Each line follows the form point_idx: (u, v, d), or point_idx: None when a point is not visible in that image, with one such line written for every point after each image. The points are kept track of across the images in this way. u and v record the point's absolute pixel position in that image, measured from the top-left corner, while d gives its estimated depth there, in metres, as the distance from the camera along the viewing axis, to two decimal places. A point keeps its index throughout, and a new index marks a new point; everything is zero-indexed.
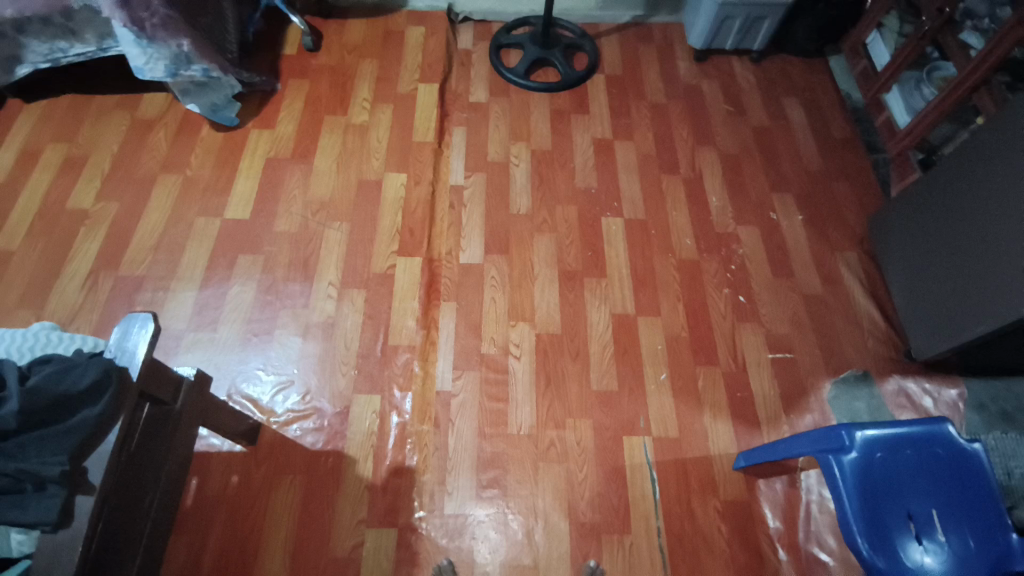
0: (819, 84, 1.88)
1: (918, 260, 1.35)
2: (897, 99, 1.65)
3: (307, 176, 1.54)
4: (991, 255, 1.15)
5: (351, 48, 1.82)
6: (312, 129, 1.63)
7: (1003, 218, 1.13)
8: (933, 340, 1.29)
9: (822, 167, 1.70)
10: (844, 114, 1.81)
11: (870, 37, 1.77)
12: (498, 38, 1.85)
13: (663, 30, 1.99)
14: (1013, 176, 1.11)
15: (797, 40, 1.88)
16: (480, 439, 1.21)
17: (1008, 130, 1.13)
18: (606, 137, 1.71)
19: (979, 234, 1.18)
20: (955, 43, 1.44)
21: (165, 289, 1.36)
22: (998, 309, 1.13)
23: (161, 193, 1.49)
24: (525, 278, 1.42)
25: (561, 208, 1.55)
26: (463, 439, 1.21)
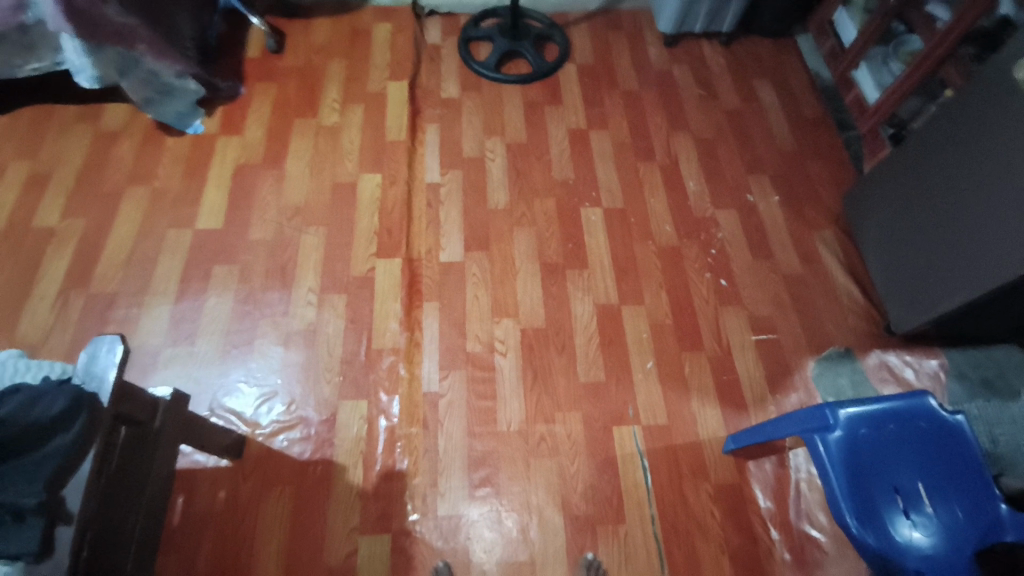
0: (788, 64, 1.89)
1: (893, 234, 1.37)
2: (865, 76, 1.67)
3: (279, 182, 1.50)
4: (966, 227, 1.17)
5: (317, 48, 1.78)
6: (282, 132, 1.59)
7: (974, 189, 1.15)
8: (911, 312, 1.31)
9: (796, 146, 1.71)
10: (814, 94, 1.82)
11: (836, 15, 1.78)
12: (466, 31, 1.83)
13: (632, 16, 1.98)
14: (983, 146, 1.13)
15: (765, 21, 1.89)
16: (470, 439, 1.21)
17: (975, 102, 1.14)
18: (581, 127, 1.71)
19: (953, 207, 1.20)
20: (922, 16, 1.45)
21: (138, 305, 1.32)
22: (977, 279, 1.15)
23: (129, 206, 1.45)
24: (507, 273, 1.41)
25: (540, 201, 1.54)
26: (454, 440, 1.20)
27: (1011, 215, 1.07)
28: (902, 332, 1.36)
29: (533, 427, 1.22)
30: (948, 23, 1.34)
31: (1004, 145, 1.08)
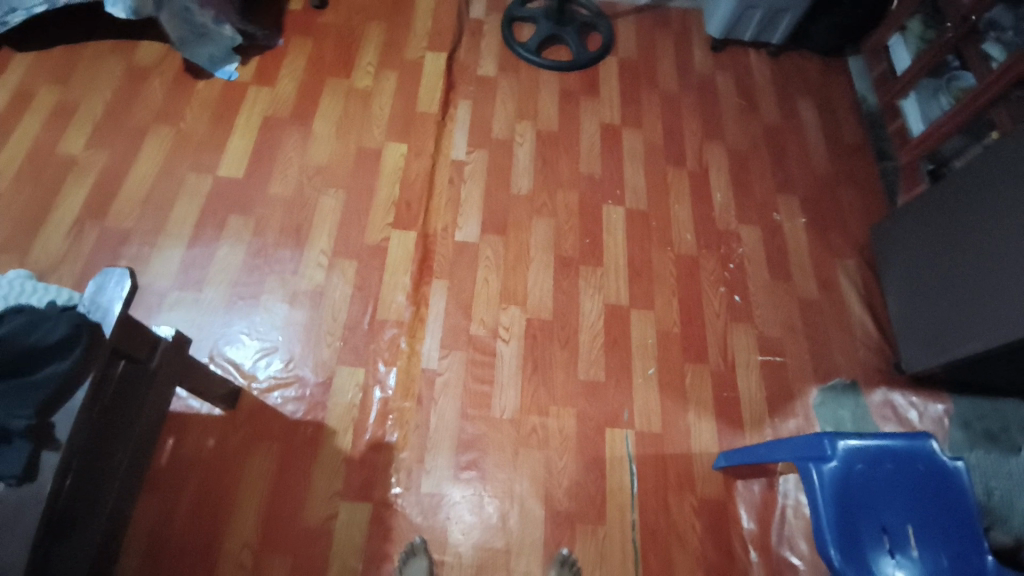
0: (835, 85, 1.84)
1: (917, 272, 1.34)
2: (913, 107, 1.61)
3: (305, 140, 1.49)
4: (991, 271, 1.14)
5: (358, 9, 1.76)
6: (313, 90, 1.58)
7: (1007, 237, 1.11)
8: (924, 354, 1.29)
9: (830, 170, 1.67)
10: (857, 119, 1.77)
11: (892, 41, 1.72)
12: (511, 11, 1.79)
13: (681, 16, 1.94)
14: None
15: (817, 38, 1.83)
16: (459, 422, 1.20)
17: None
18: (614, 123, 1.68)
19: (981, 250, 1.17)
20: (977, 53, 1.41)
21: (151, 244, 1.32)
22: (994, 327, 1.12)
23: (153, 145, 1.44)
24: (520, 261, 1.40)
25: (562, 193, 1.52)
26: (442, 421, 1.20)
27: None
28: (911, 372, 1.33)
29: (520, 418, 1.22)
30: (1001, 67, 1.29)
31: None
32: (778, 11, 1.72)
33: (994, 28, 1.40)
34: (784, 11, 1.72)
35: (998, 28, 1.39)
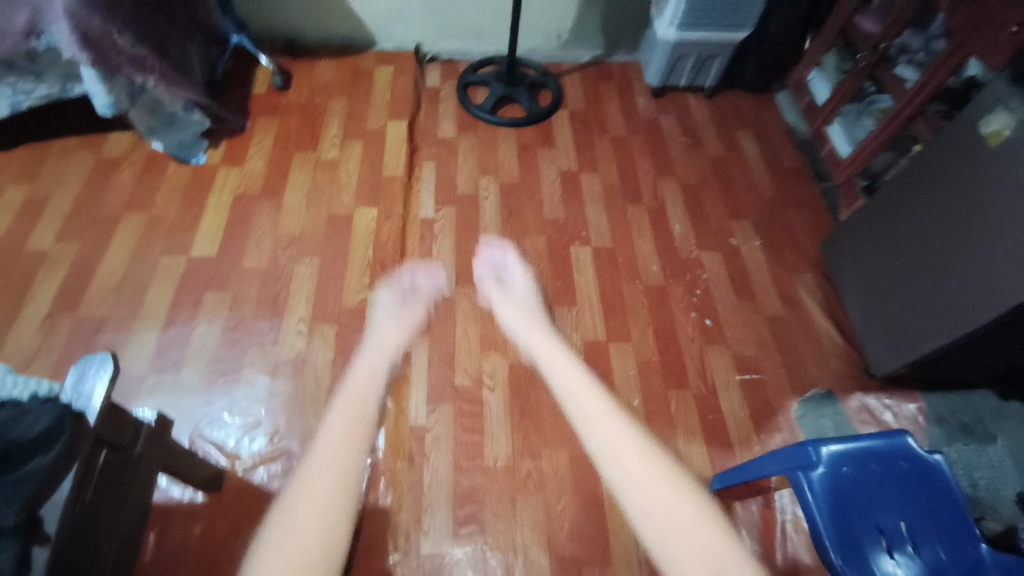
0: (768, 118, 2.00)
1: (871, 279, 1.42)
2: (839, 131, 1.77)
3: (276, 212, 1.53)
4: (935, 271, 1.23)
5: (320, 87, 1.85)
6: (281, 165, 1.63)
7: (946, 240, 1.21)
8: (888, 356, 1.35)
9: (776, 194, 1.79)
10: (792, 146, 1.92)
11: (812, 75, 1.90)
12: (465, 77, 1.92)
13: (621, 68, 2.10)
14: (953, 200, 1.19)
15: (746, 78, 2.00)
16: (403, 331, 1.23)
17: (946, 158, 1.21)
18: (572, 169, 1.78)
19: (922, 253, 1.27)
20: (892, 76, 1.56)
21: (126, 331, 1.31)
22: (948, 322, 1.20)
23: (124, 232, 1.45)
24: (497, 308, 1.43)
25: (531, 238, 1.58)
26: (386, 331, 1.21)
27: (974, 260, 1.14)
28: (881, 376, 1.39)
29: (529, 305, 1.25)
30: (917, 84, 1.43)
31: (964, 196, 1.17)
32: (708, 57, 1.88)
33: (908, 50, 1.54)
34: (713, 57, 1.88)
35: (910, 51, 1.54)
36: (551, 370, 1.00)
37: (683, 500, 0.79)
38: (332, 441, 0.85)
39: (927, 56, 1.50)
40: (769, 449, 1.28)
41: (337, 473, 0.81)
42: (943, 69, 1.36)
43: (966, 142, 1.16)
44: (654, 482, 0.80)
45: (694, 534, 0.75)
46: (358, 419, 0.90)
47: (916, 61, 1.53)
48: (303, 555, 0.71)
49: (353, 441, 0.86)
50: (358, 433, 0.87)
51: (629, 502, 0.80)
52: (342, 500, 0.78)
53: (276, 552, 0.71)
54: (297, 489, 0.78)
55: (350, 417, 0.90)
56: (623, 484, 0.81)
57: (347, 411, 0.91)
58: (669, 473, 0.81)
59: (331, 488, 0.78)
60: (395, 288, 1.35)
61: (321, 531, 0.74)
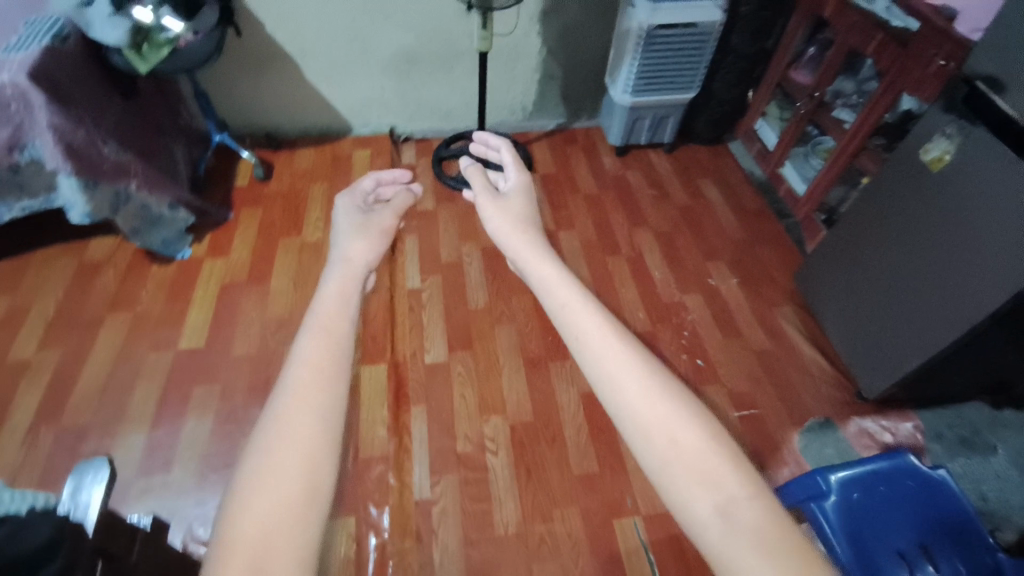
0: (725, 165, 2.14)
1: (848, 302, 1.48)
2: (792, 172, 1.90)
3: (264, 297, 1.54)
4: (908, 288, 1.28)
5: (300, 174, 1.94)
6: (266, 251, 1.67)
7: (909, 260, 1.27)
8: (877, 376, 1.39)
9: (744, 233, 1.89)
10: (751, 188, 2.05)
11: (758, 125, 2.06)
12: (439, 152, 2.03)
13: (584, 133, 2.25)
14: (909, 223, 1.26)
15: (699, 132, 2.16)
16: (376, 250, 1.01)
17: (895, 185, 1.29)
18: (549, 228, 1.85)
19: (893, 272, 1.33)
20: (832, 119, 1.70)
21: (112, 434, 1.27)
22: (930, 337, 1.24)
23: (109, 333, 1.44)
24: (491, 370, 1.44)
25: (517, 298, 1.62)
26: (355, 249, 0.96)
27: (940, 277, 1.19)
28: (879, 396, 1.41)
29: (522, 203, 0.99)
30: (857, 122, 1.56)
31: (918, 218, 1.24)
32: (661, 117, 2.04)
33: (841, 95, 1.70)
34: (666, 116, 2.04)
35: (844, 95, 1.70)
36: (530, 267, 0.77)
37: (700, 437, 0.53)
38: (306, 420, 0.66)
39: (860, 98, 1.66)
40: (778, 485, 1.27)
41: (306, 445, 0.63)
42: (878, 108, 1.49)
43: (912, 168, 1.24)
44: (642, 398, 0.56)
45: (718, 469, 0.51)
46: (331, 362, 0.71)
47: (850, 104, 1.68)
48: (269, 527, 0.57)
49: (321, 393, 0.69)
50: (329, 368, 0.71)
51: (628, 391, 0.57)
52: (322, 465, 0.62)
53: (255, 532, 0.56)
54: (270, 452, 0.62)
55: (311, 371, 0.70)
56: (602, 380, 0.58)
57: (317, 342, 0.72)
58: (662, 383, 0.58)
59: (306, 462, 0.62)
60: (360, 195, 1.14)
61: (298, 500, 0.59)
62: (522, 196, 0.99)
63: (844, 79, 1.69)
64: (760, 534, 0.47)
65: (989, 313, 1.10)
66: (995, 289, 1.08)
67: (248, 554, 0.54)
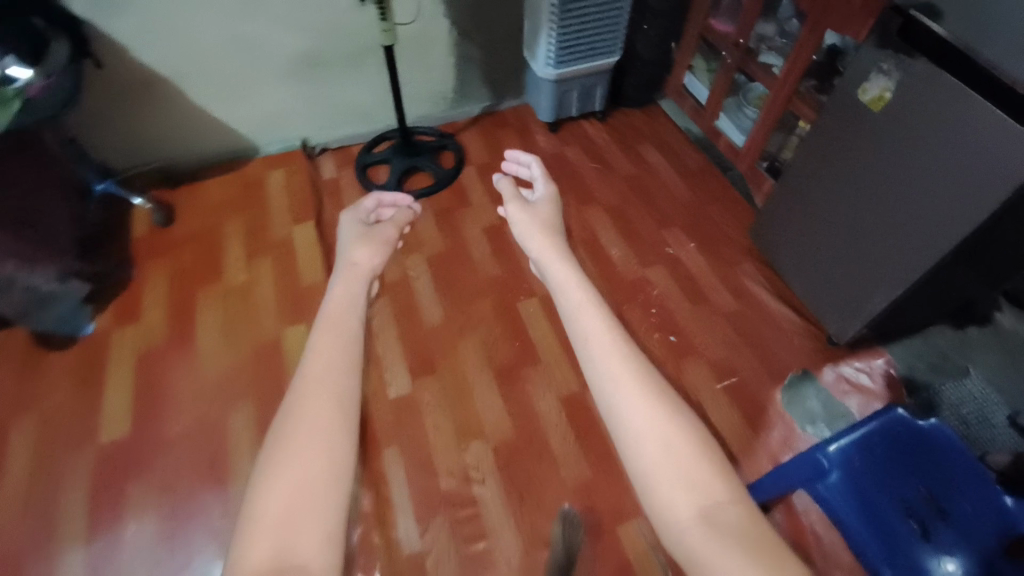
0: (661, 127, 2.08)
1: (806, 247, 1.46)
2: (728, 125, 1.86)
3: (191, 362, 1.38)
4: (865, 234, 1.27)
5: (209, 210, 1.73)
6: (184, 307, 1.48)
7: (861, 199, 1.25)
8: (845, 321, 1.39)
9: (693, 194, 1.84)
10: (691, 147, 2.01)
11: (686, 80, 2.00)
12: (362, 159, 1.87)
13: (513, 113, 2.12)
14: (859, 160, 1.23)
15: (629, 95, 2.09)
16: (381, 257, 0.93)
17: (840, 124, 1.25)
18: (496, 223, 1.73)
19: (845, 219, 1.31)
20: (760, 64, 1.67)
21: (42, 558, 1.11)
22: (893, 278, 1.23)
23: (15, 442, 1.26)
24: (463, 391, 1.34)
25: (476, 306, 1.52)
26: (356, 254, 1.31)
27: (894, 217, 1.18)
28: (851, 342, 1.41)
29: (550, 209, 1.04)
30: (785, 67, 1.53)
31: (866, 155, 1.21)
32: (589, 86, 1.95)
33: (766, 39, 1.68)
34: (594, 85, 1.95)
35: (767, 40, 1.68)
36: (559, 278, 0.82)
37: (690, 449, 0.57)
38: (320, 402, 0.59)
39: (783, 39, 1.64)
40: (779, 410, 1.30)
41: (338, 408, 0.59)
42: (805, 48, 1.45)
43: (850, 113, 1.21)
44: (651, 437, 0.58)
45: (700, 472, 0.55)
46: (342, 347, 0.67)
47: (776, 47, 1.66)
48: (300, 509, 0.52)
49: (339, 376, 0.63)
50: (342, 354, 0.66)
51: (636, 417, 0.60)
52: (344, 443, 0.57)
53: (279, 513, 0.51)
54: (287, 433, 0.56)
55: (337, 361, 0.64)
56: (610, 416, 0.61)
57: (329, 336, 0.66)
58: (670, 412, 0.60)
59: (329, 446, 0.56)
60: (363, 211, 1.04)
61: (332, 467, 0.55)
62: (549, 204, 1.14)
63: (765, 23, 1.67)
64: (741, 531, 0.51)
65: (946, 247, 1.10)
66: (950, 220, 1.07)
67: (274, 528, 0.51)
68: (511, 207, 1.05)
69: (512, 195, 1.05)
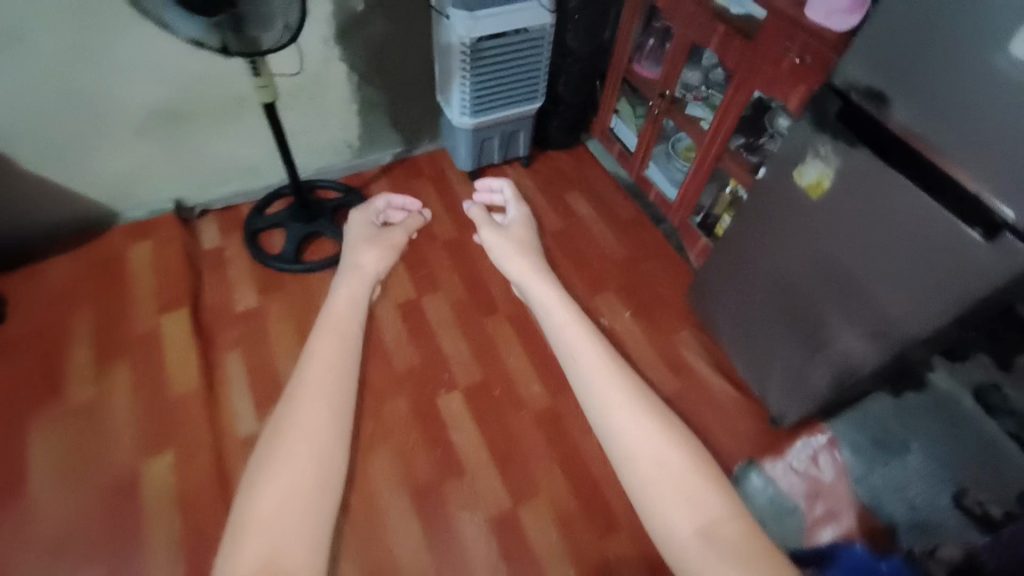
0: (590, 171, 1.94)
1: (746, 313, 1.36)
2: (658, 175, 1.76)
3: (19, 520, 1.11)
4: (817, 317, 1.16)
5: (51, 300, 1.41)
6: (10, 443, 1.20)
7: (803, 271, 1.15)
8: (790, 404, 1.29)
9: (626, 251, 1.72)
10: (622, 193, 1.88)
11: (613, 123, 1.88)
12: (251, 224, 1.59)
13: (429, 160, 1.91)
14: (798, 231, 1.12)
15: (554, 138, 1.93)
16: (388, 260, 0.87)
17: (778, 192, 1.14)
18: (411, 297, 1.53)
19: (793, 296, 1.20)
20: (688, 117, 1.58)
21: None
22: (849, 364, 1.13)
23: None
24: (374, 526, 1.15)
25: (388, 406, 1.31)
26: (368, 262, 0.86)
27: (847, 305, 1.08)
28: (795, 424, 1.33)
29: (522, 232, 1.29)
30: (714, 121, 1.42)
31: (806, 228, 1.10)
32: (511, 132, 1.77)
33: (691, 90, 1.57)
34: (516, 131, 1.78)
35: (693, 88, 1.57)
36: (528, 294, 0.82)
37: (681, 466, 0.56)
38: (321, 413, 0.51)
39: (709, 88, 1.54)
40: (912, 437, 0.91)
41: (334, 428, 0.50)
42: (733, 105, 1.35)
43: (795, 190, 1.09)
44: (654, 466, 0.55)
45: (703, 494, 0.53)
46: (343, 348, 0.58)
47: (702, 97, 1.57)
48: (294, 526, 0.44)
49: (338, 379, 0.54)
50: (346, 360, 0.57)
51: (646, 448, 0.56)
52: (337, 456, 0.49)
53: (268, 517, 0.44)
54: (297, 415, 0.50)
55: (333, 362, 0.55)
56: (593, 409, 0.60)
57: (331, 340, 0.58)
58: (683, 448, 0.56)
59: (328, 454, 0.48)
60: (375, 210, 1.09)
61: (309, 490, 0.46)
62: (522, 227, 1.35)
63: (690, 69, 1.55)
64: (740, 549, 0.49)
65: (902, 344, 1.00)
66: (908, 319, 0.96)
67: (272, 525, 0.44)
68: (488, 230, 1.16)
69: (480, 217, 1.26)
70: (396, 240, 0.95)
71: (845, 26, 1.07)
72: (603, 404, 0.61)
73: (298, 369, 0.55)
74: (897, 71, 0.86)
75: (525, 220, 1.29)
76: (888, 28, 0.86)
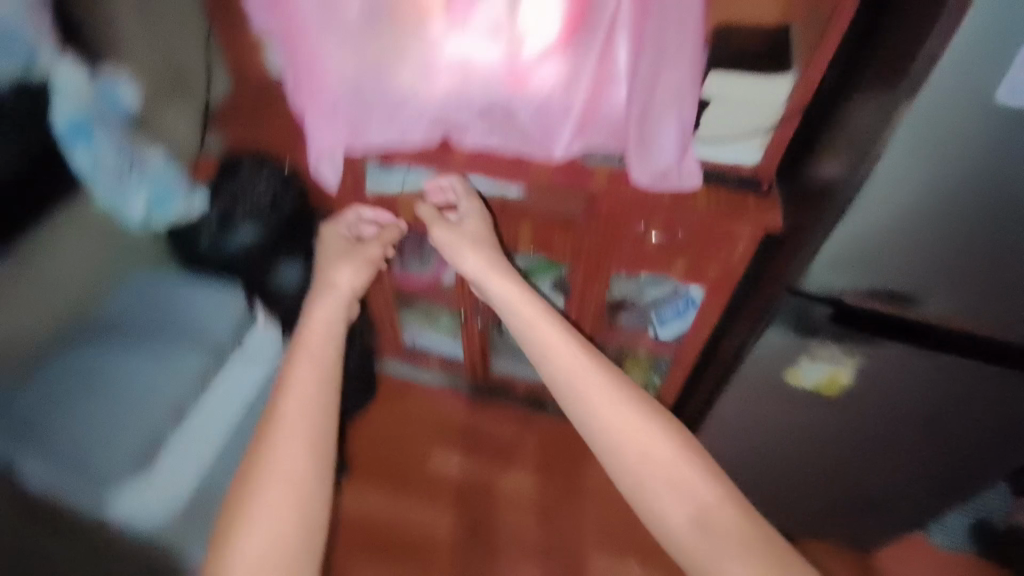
0: (422, 402, 1.43)
1: (761, 495, 1.07)
2: (507, 364, 1.39)
3: None
4: (863, 437, 0.86)
5: None
6: None
7: (840, 447, 0.89)
8: (856, 539, 1.11)
9: (549, 476, 1.32)
10: (477, 401, 1.43)
11: (410, 338, 1.40)
12: None
13: None
14: (815, 417, 0.86)
15: (354, 404, 1.32)
16: (365, 276, 0.88)
17: (769, 391, 0.84)
18: None
19: (824, 440, 0.89)
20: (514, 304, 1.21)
21: None
22: (933, 481, 0.90)
23: None
24: None
25: None
26: (342, 274, 0.86)
27: (888, 420, 0.81)
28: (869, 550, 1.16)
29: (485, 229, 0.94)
30: (579, 303, 1.07)
31: (831, 414, 0.84)
32: None
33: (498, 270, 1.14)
34: None
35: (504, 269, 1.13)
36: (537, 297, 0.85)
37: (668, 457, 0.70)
38: (295, 447, 0.67)
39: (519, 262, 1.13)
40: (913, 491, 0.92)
41: (311, 441, 0.68)
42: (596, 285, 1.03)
43: (780, 398, 0.84)
44: (581, 374, 0.76)
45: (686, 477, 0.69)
46: (322, 388, 0.73)
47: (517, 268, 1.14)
48: (284, 539, 0.62)
49: (308, 420, 0.69)
50: (311, 402, 0.71)
51: (540, 326, 0.81)
52: (311, 503, 0.65)
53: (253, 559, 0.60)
54: (271, 433, 0.68)
55: (310, 376, 0.73)
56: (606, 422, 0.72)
57: (302, 368, 0.73)
58: (627, 395, 0.74)
59: (294, 496, 0.64)
60: (344, 224, 0.96)
61: (290, 534, 0.62)
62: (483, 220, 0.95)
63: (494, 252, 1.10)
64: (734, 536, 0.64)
65: (988, 421, 0.77)
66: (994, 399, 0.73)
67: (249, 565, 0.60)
68: (437, 230, 0.93)
69: (436, 216, 0.94)
70: (372, 258, 0.90)
71: (696, 175, 0.84)
72: (524, 321, 0.82)
73: (276, 395, 0.71)
74: (897, 275, 0.64)
75: (488, 217, 0.95)
76: (869, 234, 0.61)
